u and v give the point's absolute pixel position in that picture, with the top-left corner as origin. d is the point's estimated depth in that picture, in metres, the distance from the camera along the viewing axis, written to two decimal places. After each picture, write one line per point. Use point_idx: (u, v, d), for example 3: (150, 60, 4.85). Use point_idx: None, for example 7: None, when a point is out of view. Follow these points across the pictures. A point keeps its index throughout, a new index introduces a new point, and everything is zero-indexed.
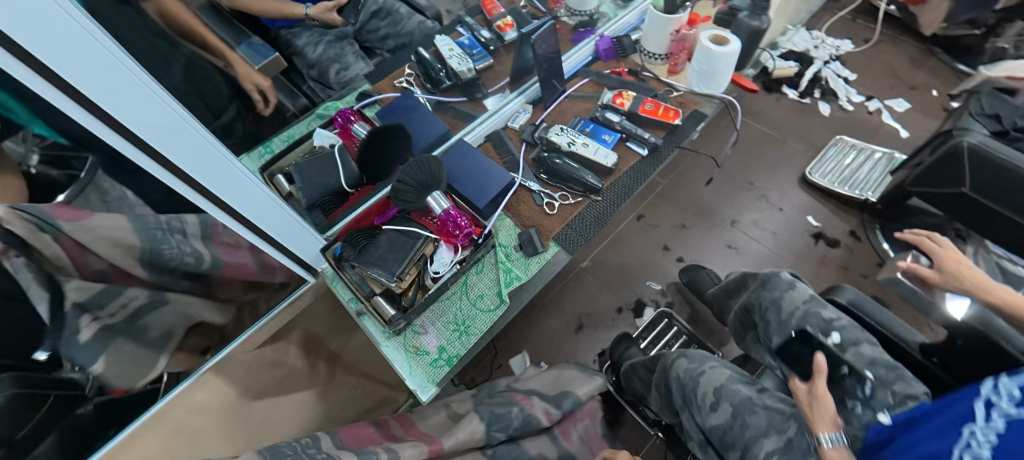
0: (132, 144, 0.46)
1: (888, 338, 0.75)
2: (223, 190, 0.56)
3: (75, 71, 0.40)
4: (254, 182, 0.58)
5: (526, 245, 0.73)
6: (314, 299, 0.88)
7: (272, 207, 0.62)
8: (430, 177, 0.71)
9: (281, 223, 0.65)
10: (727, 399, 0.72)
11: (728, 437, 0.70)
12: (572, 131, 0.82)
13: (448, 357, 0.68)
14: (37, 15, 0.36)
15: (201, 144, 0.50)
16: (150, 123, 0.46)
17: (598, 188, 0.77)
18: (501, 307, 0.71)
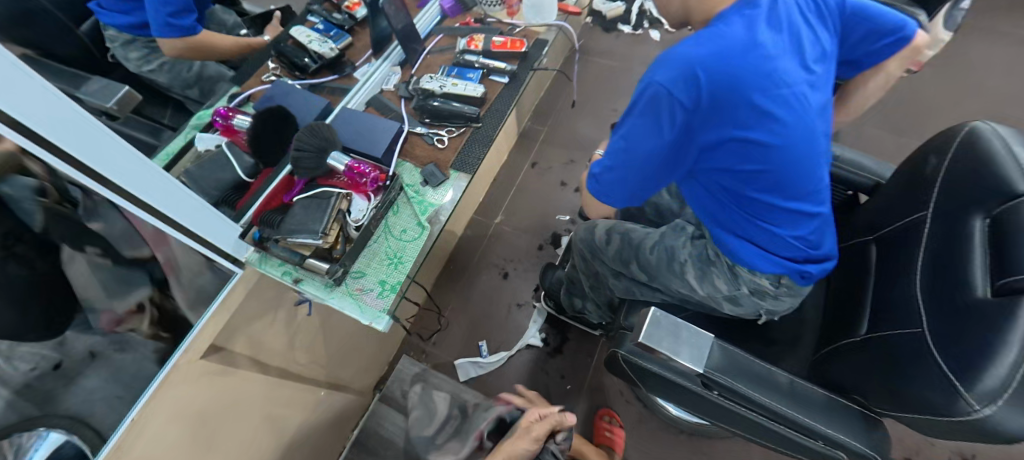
0: (38, 145, 0.50)
1: None
2: (134, 185, 0.60)
3: None
4: (160, 174, 0.64)
5: (429, 177, 0.81)
6: (249, 303, 0.86)
7: (185, 197, 0.67)
8: (324, 140, 0.77)
9: (190, 209, 0.68)
10: (616, 233, 1.04)
11: (625, 256, 1.02)
12: (441, 76, 0.91)
13: (392, 285, 0.74)
14: None
15: (104, 140, 0.56)
16: (52, 123, 0.50)
17: (476, 115, 0.87)
18: (424, 233, 0.78)
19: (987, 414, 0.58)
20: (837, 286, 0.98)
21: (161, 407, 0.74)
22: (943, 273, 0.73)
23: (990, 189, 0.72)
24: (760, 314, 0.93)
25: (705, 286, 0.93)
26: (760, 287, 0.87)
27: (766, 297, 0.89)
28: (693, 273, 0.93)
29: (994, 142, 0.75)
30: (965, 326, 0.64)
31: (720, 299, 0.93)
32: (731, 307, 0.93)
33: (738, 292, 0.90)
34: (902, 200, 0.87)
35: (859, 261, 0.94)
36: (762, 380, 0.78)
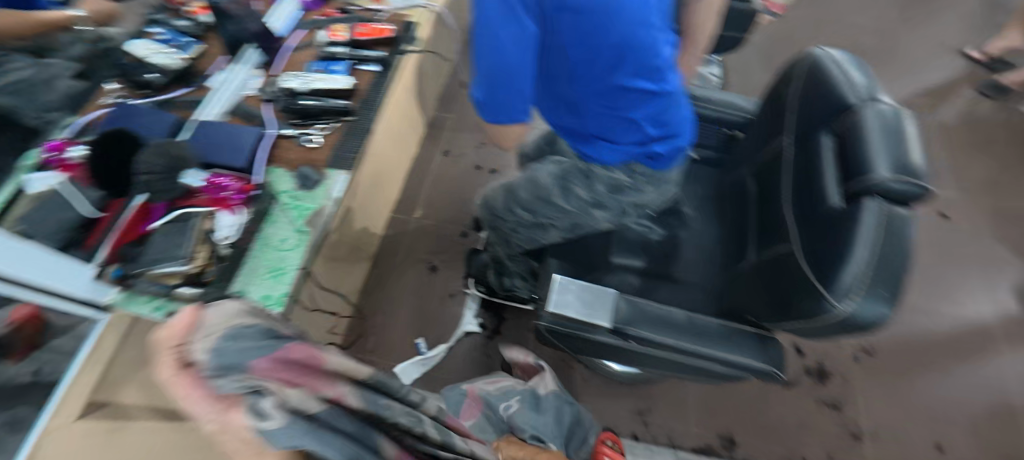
0: None
1: None
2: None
3: None
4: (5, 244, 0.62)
5: (302, 180, 0.77)
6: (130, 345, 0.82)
7: (32, 254, 0.66)
8: (175, 157, 0.69)
9: (34, 265, 0.66)
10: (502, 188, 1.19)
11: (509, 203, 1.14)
12: (304, 73, 0.85)
13: (275, 298, 0.70)
14: None
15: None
16: None
17: (347, 109, 0.82)
18: (305, 238, 0.74)
19: (848, 309, 0.63)
20: (731, 221, 1.05)
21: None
22: (806, 188, 0.80)
23: (832, 108, 0.79)
24: (626, 211, 1.02)
25: (571, 202, 1.02)
26: (617, 179, 0.97)
27: (625, 191, 0.99)
28: (561, 193, 1.02)
29: (830, 68, 0.83)
30: (825, 236, 0.70)
31: (588, 207, 1.02)
32: (602, 214, 1.03)
33: (597, 196, 1.00)
34: (769, 132, 0.94)
35: (744, 192, 1.01)
36: (667, 322, 0.81)
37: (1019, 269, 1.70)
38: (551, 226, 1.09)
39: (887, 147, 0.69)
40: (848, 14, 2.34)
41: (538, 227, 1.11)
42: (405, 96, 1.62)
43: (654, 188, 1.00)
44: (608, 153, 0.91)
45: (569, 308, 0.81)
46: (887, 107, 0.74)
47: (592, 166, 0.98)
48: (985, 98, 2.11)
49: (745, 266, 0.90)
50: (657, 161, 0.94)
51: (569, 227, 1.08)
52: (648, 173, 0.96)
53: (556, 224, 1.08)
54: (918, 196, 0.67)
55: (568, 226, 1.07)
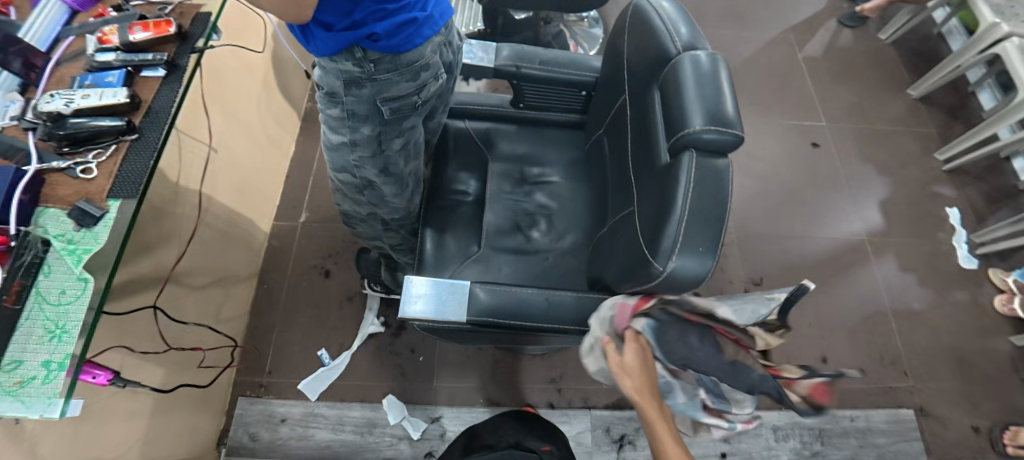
0: None
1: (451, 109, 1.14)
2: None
3: None
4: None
5: (76, 218, 0.66)
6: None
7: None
8: None
9: None
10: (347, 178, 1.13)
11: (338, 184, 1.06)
12: (67, 91, 0.73)
13: (59, 361, 0.60)
14: None
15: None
16: None
17: (127, 126, 0.71)
18: (90, 285, 0.64)
19: (669, 269, 0.63)
20: (597, 180, 1.03)
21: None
22: (645, 150, 0.77)
23: (657, 60, 0.76)
24: (383, 110, 0.85)
25: (338, 129, 0.89)
26: (348, 72, 0.79)
27: (365, 84, 0.81)
28: (326, 121, 0.89)
29: (652, 16, 0.81)
30: (655, 196, 0.69)
31: (351, 124, 0.87)
32: (369, 127, 0.88)
33: (344, 107, 0.85)
34: (613, 90, 0.91)
35: (601, 153, 1.00)
36: (523, 304, 0.80)
37: (883, 184, 1.85)
38: (373, 180, 0.99)
39: (702, 97, 0.67)
40: None
41: (367, 186, 1.02)
42: (260, 92, 1.47)
43: (402, 72, 0.82)
44: (323, 39, 0.72)
45: (442, 310, 0.78)
46: (703, 54, 0.71)
47: (325, 70, 0.81)
48: (847, 26, 2.23)
49: (603, 231, 0.90)
50: (380, 45, 0.75)
51: (380, 170, 0.97)
52: (380, 55, 0.77)
53: (367, 171, 0.97)
54: (734, 145, 0.65)
55: (387, 173, 0.98)
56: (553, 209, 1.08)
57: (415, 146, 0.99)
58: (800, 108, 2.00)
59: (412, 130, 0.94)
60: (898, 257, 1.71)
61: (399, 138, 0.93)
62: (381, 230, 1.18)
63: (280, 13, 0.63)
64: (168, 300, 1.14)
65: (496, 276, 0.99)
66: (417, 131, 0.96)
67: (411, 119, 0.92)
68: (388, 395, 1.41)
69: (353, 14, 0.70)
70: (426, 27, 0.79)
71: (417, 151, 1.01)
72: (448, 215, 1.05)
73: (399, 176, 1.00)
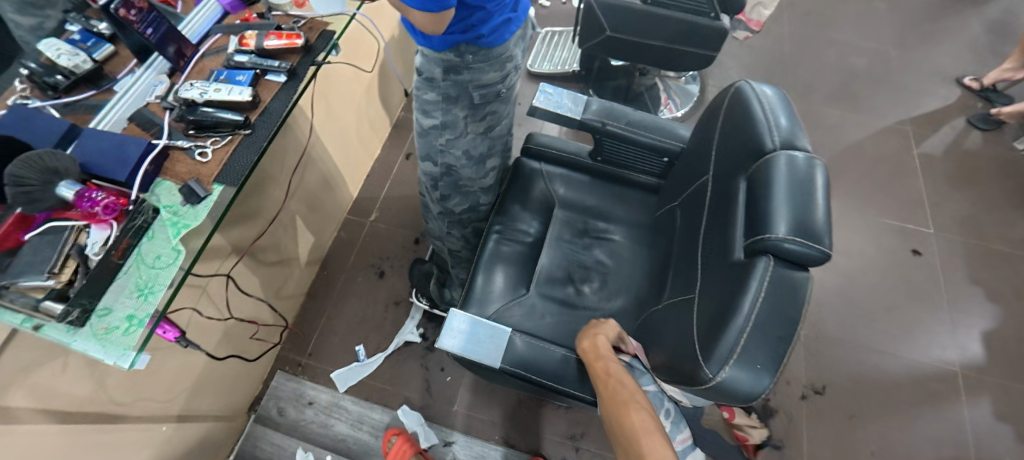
0: None
1: (534, 149, 1.15)
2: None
3: None
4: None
5: (186, 195, 0.74)
6: (39, 352, 0.81)
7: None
8: (53, 169, 0.70)
9: None
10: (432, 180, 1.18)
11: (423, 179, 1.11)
12: (204, 82, 0.83)
13: (140, 318, 0.68)
14: None
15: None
16: None
17: (244, 122, 0.80)
18: (181, 257, 0.72)
19: (722, 375, 0.59)
20: (659, 250, 1.01)
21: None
22: (719, 239, 0.74)
23: (750, 150, 0.74)
24: (474, 94, 0.89)
25: (430, 112, 0.93)
26: (451, 62, 0.83)
27: (461, 72, 0.85)
28: (419, 106, 0.93)
29: (750, 99, 0.78)
30: (722, 293, 0.66)
31: (444, 106, 0.91)
32: (460, 110, 0.91)
33: (440, 91, 0.89)
34: (696, 167, 0.89)
35: (671, 227, 0.97)
36: (559, 366, 0.80)
37: (989, 312, 1.64)
38: (454, 165, 1.02)
39: (792, 203, 0.64)
40: (841, 32, 2.25)
41: (446, 176, 1.04)
42: (362, 96, 1.58)
43: (492, 62, 0.85)
44: (440, 39, 0.78)
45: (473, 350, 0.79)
46: (801, 154, 0.68)
47: (426, 58, 0.85)
48: (978, 127, 2.02)
49: (656, 307, 0.88)
50: (486, 41, 0.81)
51: (463, 152, 1.00)
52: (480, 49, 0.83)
53: (451, 156, 1.00)
54: (817, 261, 0.62)
55: (469, 157, 1.01)
56: (609, 268, 1.07)
57: (497, 136, 1.03)
58: (904, 209, 1.83)
59: (496, 116, 0.98)
60: (994, 401, 1.50)
61: (480, 123, 0.96)
62: (448, 232, 1.21)
63: (422, 26, 0.71)
64: (241, 270, 1.24)
65: (537, 324, 0.99)
66: (501, 119, 1.00)
67: (497, 105, 0.95)
68: (405, 405, 1.44)
69: (468, 19, 0.76)
70: (516, 21, 0.85)
71: (499, 142, 1.05)
72: (506, 248, 1.07)
73: (481, 159, 1.03)
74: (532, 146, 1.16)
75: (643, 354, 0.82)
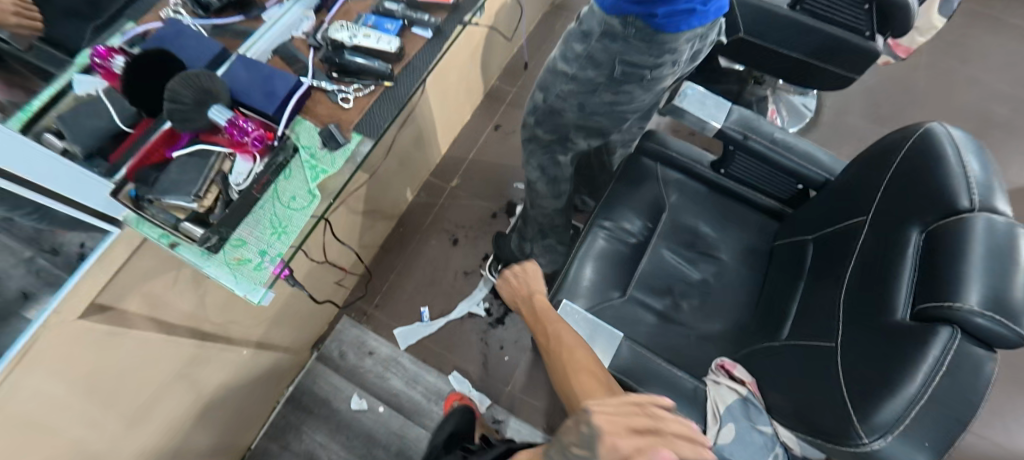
0: None
1: (650, 147, 1.10)
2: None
3: None
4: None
5: (328, 140, 0.73)
6: (152, 263, 0.83)
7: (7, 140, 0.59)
8: (206, 92, 0.69)
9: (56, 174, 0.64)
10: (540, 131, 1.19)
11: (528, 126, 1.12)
12: (353, 25, 0.81)
13: (272, 256, 0.69)
14: None
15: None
16: None
17: (388, 73, 0.79)
18: (315, 202, 0.73)
19: (877, 446, 0.57)
20: (774, 284, 0.95)
21: (37, 366, 0.73)
22: (874, 291, 0.68)
23: (932, 200, 0.66)
24: (616, 65, 0.90)
25: (571, 61, 0.94)
26: (612, 30, 0.85)
27: (616, 40, 0.86)
28: (563, 62, 0.94)
29: (944, 146, 0.69)
30: (883, 356, 0.61)
31: (583, 65, 0.92)
32: (597, 74, 0.92)
33: (587, 49, 0.90)
34: (847, 208, 0.82)
35: (799, 264, 0.91)
36: (661, 381, 0.79)
37: None
38: (560, 108, 1.01)
39: (989, 273, 0.56)
40: (985, 72, 2.00)
41: (551, 114, 1.04)
42: (467, 58, 1.54)
43: (653, 46, 0.85)
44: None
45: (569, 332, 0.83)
46: (1003, 219, 0.60)
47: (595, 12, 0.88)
48: None
49: (774, 344, 0.83)
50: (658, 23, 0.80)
51: (580, 103, 0.99)
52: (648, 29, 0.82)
53: (565, 104, 1.00)
54: (1010, 343, 0.55)
55: (581, 107, 1.00)
56: (711, 287, 1.02)
57: (621, 113, 1.02)
58: None
59: (630, 97, 0.97)
60: None
61: (612, 94, 0.97)
62: (536, 176, 1.19)
63: None
64: (337, 217, 1.24)
65: (631, 328, 0.96)
66: (631, 101, 0.99)
67: (635, 86, 0.94)
68: (455, 371, 1.46)
69: None
70: (697, 17, 0.82)
71: (619, 119, 1.04)
72: (609, 247, 1.04)
73: (594, 114, 1.02)
74: (649, 142, 1.10)
75: (756, 390, 0.78)
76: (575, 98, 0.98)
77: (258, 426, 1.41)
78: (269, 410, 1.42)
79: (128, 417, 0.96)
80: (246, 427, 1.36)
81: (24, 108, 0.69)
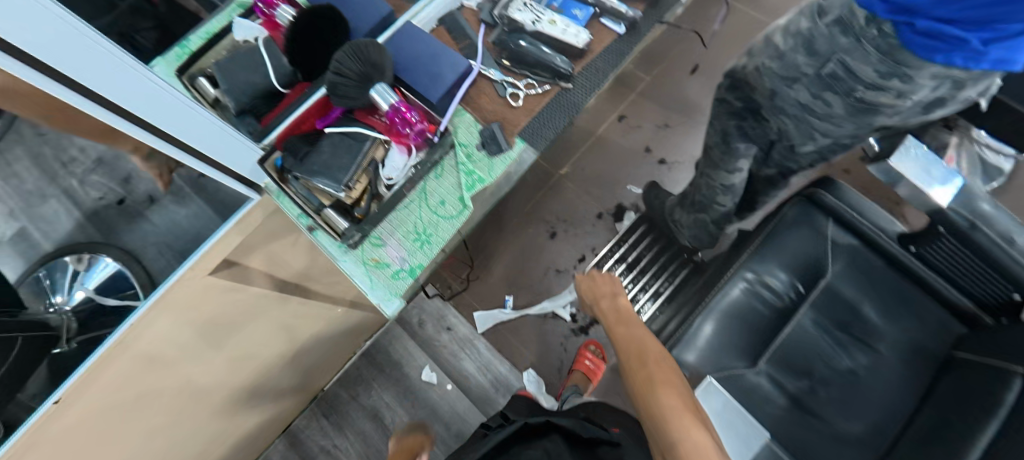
0: (119, 117, 0.47)
1: (821, 199, 0.95)
2: (115, 92, 0.45)
3: (85, 75, 0.42)
4: (148, 83, 0.47)
5: (489, 143, 0.65)
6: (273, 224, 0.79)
7: (177, 103, 0.51)
8: (371, 67, 0.61)
9: (215, 141, 0.58)
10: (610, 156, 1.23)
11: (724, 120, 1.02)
12: (537, 6, 0.69)
13: (411, 268, 0.63)
14: (78, 51, 0.40)
15: (71, 34, 0.38)
16: (131, 96, 0.46)
17: (569, 73, 0.67)
18: (464, 213, 0.65)
19: None
20: (942, 401, 0.76)
21: (167, 312, 0.73)
22: None
23: None
24: (828, 64, 0.78)
25: (788, 46, 0.82)
26: (849, 19, 0.73)
27: (847, 33, 0.74)
28: (780, 34, 0.84)
29: None
30: None
31: (798, 47, 0.81)
32: (808, 63, 0.81)
33: (810, 30, 0.78)
34: None
35: (993, 395, 0.69)
36: None
37: None
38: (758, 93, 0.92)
39: None
40: None
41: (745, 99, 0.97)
42: None
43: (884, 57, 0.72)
44: None
45: None
46: None
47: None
48: None
49: None
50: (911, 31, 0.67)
51: (772, 90, 0.89)
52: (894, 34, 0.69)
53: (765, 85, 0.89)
54: None
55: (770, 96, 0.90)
56: (861, 379, 0.85)
57: (810, 126, 0.89)
58: None
59: (829, 111, 0.84)
60: None
61: (808, 95, 0.84)
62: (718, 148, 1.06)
63: None
64: None
65: (755, 407, 0.85)
66: (826, 118, 0.86)
67: (838, 99, 0.82)
68: (530, 368, 1.40)
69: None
70: (961, 55, 0.66)
71: (806, 132, 0.92)
72: (746, 303, 0.92)
73: (781, 112, 0.91)
74: (827, 194, 0.94)
75: None
76: (768, 81, 0.88)
77: (333, 373, 1.42)
78: (345, 360, 1.42)
79: (231, 358, 0.99)
80: (324, 374, 1.39)
81: (183, 44, 0.70)
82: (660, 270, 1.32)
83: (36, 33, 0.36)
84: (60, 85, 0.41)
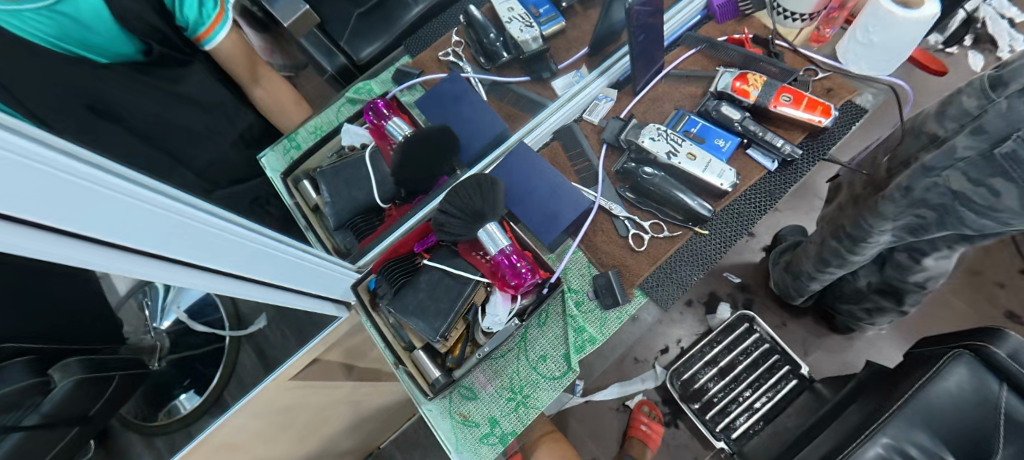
0: (210, 275, 0.40)
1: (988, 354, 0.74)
2: (156, 241, 0.34)
3: (160, 241, 0.35)
4: (188, 219, 0.37)
5: (604, 293, 0.57)
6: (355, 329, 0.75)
7: (252, 245, 0.44)
8: (486, 205, 0.55)
9: (300, 272, 0.51)
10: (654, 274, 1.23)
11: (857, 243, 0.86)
12: (673, 134, 0.61)
13: (502, 433, 0.55)
14: (141, 219, 0.33)
15: (121, 201, 0.31)
16: (213, 251, 0.40)
17: (707, 217, 0.58)
18: (568, 375, 0.56)
19: None
20: None
21: (247, 412, 0.71)
22: None
23: None
24: (1012, 139, 0.50)
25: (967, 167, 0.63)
26: None
27: None
28: None
29: None
30: None
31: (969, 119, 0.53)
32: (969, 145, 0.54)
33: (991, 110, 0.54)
34: None
35: None
36: None
37: None
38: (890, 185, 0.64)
39: None
40: None
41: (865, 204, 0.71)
42: None
43: None
44: None
45: None
46: None
47: None
48: None
49: None
50: None
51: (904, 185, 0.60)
52: None
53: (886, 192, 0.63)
54: None
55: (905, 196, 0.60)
56: None
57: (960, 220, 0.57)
58: None
59: (995, 204, 0.53)
60: None
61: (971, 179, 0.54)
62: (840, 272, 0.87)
63: None
64: None
65: None
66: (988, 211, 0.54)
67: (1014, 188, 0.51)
68: None
69: None
70: None
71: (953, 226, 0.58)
72: None
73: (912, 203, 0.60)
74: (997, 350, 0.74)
75: None
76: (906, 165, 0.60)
77: (389, 432, 1.37)
78: (403, 421, 1.37)
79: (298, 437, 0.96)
80: (379, 436, 1.34)
81: (291, 136, 0.75)
82: (757, 381, 1.17)
83: (54, 201, 0.27)
84: (87, 247, 0.30)
